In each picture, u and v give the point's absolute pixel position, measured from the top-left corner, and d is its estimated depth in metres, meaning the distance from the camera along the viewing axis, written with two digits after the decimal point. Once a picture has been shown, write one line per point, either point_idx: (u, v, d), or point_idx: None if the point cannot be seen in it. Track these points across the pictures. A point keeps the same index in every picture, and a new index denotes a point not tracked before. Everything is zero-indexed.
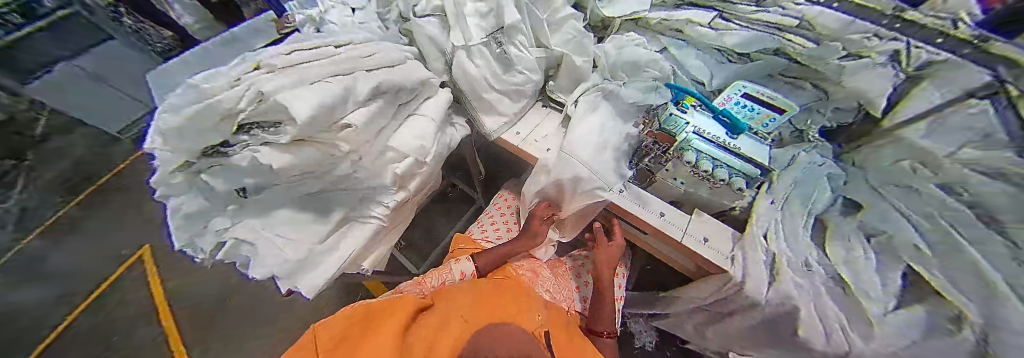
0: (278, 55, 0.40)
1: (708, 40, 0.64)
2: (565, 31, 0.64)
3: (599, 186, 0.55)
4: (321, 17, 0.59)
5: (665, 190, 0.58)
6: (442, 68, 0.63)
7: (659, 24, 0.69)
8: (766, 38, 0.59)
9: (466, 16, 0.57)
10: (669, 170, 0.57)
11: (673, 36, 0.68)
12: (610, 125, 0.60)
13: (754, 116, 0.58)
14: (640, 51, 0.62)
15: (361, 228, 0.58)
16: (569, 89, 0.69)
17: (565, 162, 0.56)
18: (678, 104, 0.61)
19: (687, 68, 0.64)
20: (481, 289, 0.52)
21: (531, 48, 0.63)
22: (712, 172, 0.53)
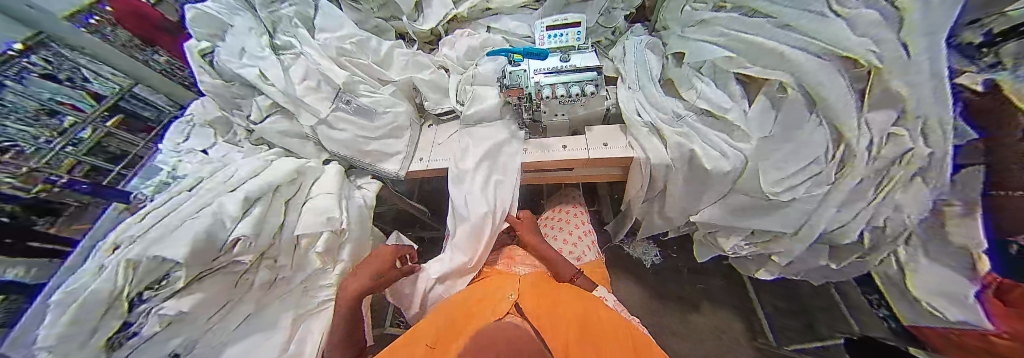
0: (274, 119, 0.60)
1: (651, 62, 0.65)
2: (421, 63, 0.70)
3: (557, 157, 0.64)
4: (300, 48, 0.63)
5: (633, 168, 0.64)
6: (435, 100, 0.70)
7: (611, 51, 0.72)
8: (701, 59, 0.59)
9: (408, 70, 0.69)
10: (636, 127, 0.62)
11: (612, 60, 0.71)
12: (564, 142, 0.66)
13: (668, 81, 0.66)
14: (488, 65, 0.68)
15: (321, 315, 0.49)
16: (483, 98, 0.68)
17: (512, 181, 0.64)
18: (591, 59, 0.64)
19: (625, 78, 0.66)
20: (455, 309, 0.50)
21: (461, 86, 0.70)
22: (660, 103, 0.60)
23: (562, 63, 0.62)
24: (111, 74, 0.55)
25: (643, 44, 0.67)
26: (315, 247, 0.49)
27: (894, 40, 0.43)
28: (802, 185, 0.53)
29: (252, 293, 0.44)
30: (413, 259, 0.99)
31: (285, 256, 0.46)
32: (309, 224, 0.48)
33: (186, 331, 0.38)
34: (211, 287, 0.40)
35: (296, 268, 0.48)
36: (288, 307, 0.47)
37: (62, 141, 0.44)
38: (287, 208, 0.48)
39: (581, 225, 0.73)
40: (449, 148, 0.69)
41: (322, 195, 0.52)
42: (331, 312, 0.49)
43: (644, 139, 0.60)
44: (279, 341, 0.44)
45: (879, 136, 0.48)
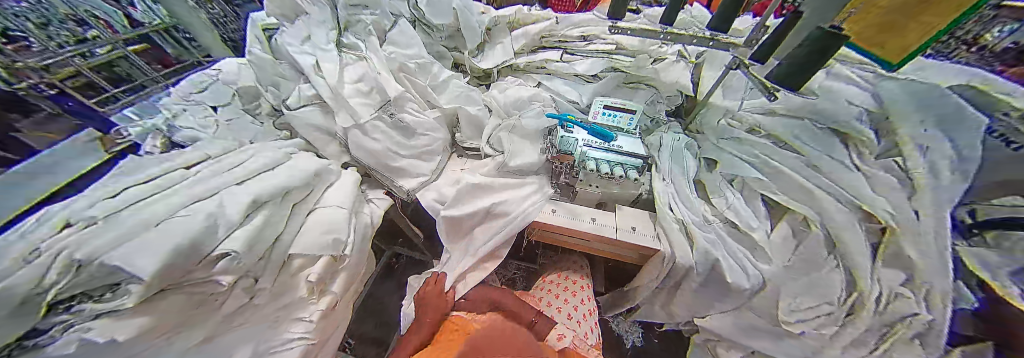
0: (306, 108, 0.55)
1: (687, 160, 0.68)
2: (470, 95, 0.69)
3: (584, 227, 0.62)
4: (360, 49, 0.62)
5: (654, 257, 0.63)
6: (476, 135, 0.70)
7: (649, 136, 0.75)
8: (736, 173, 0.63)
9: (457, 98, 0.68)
10: (665, 219, 0.62)
11: (651, 142, 0.72)
12: (590, 213, 0.66)
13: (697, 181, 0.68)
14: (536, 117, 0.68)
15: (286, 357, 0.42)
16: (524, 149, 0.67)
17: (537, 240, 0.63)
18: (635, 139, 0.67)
19: (661, 166, 0.67)
20: None
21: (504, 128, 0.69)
22: (692, 203, 0.62)
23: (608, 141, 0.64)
24: (155, 11, 0.63)
25: (681, 143, 0.71)
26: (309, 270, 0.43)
27: (908, 211, 0.46)
28: (809, 321, 0.56)
29: (219, 322, 0.36)
30: (387, 289, 0.87)
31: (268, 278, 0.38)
32: (311, 244, 0.42)
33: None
34: (166, 309, 0.30)
35: (275, 295, 0.40)
36: (250, 342, 0.39)
37: (76, 49, 0.49)
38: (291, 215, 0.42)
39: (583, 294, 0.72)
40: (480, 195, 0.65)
41: (331, 208, 0.46)
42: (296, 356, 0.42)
43: (669, 232, 0.61)
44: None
45: (889, 294, 0.49)
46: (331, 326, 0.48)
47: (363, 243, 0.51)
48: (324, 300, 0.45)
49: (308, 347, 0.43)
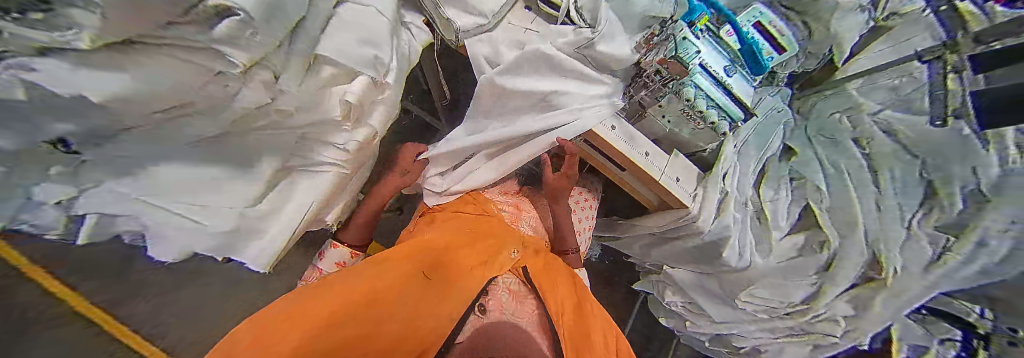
0: None
1: (772, 140, 0.60)
2: None
3: (633, 154, 0.58)
4: None
5: (674, 212, 0.64)
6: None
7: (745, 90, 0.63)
8: (803, 175, 0.59)
9: None
10: (710, 185, 0.60)
11: (762, 100, 0.58)
12: (645, 147, 0.60)
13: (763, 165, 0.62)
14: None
15: (315, 178, 0.38)
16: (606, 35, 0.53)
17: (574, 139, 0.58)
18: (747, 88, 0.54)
19: (743, 135, 0.58)
20: (455, 232, 0.52)
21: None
22: (742, 185, 0.60)
23: (723, 72, 0.52)
24: None
25: (782, 119, 0.60)
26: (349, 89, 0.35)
27: (917, 277, 0.51)
28: (754, 303, 0.68)
29: (234, 119, 0.28)
30: (390, 140, 0.81)
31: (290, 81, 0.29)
32: (353, 53, 0.32)
33: (88, 122, 0.22)
34: (132, 74, 0.20)
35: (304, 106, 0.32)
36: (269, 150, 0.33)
37: None
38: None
39: (589, 208, 0.75)
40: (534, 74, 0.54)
41: (369, 10, 0.35)
42: (327, 181, 0.39)
43: (707, 197, 0.60)
44: (250, 191, 0.34)
45: (831, 314, 0.61)
46: (361, 159, 0.42)
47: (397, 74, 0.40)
48: (361, 131, 0.38)
49: (343, 175, 0.39)
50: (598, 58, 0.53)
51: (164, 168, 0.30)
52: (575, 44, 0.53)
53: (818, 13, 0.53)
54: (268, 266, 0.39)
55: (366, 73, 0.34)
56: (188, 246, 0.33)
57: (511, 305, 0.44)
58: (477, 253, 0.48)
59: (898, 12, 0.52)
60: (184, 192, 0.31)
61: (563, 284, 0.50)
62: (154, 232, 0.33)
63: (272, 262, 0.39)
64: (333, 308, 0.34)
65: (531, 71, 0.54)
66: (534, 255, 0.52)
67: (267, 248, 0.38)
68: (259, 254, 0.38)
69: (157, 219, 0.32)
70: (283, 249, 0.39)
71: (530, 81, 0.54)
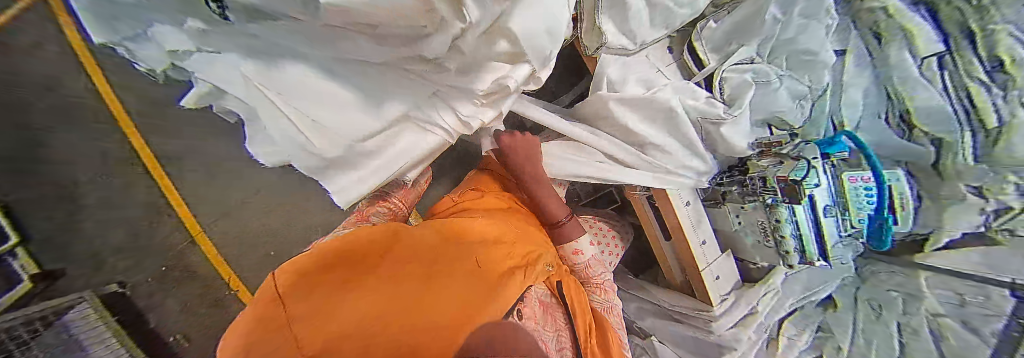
0: None
1: (824, 287, 0.58)
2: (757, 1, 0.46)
3: (693, 239, 0.57)
4: None
5: (694, 303, 0.64)
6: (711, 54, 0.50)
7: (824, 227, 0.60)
8: (829, 329, 0.59)
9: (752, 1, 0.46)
10: (743, 299, 0.59)
11: (844, 250, 0.55)
12: (706, 235, 0.59)
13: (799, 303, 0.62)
14: (777, 95, 0.51)
15: (423, 137, 0.35)
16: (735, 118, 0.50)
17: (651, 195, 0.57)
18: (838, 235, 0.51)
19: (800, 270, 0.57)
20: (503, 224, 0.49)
21: (740, 75, 0.49)
22: (771, 313, 0.60)
23: (822, 210, 0.48)
24: None
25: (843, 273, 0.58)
26: (512, 74, 0.31)
27: None
28: None
29: (397, 55, 0.26)
30: None
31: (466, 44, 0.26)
32: (534, 30, 0.27)
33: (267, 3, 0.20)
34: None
35: (460, 68, 0.29)
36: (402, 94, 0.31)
37: None
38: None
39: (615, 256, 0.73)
40: (641, 117, 0.50)
41: None
42: (433, 143, 0.36)
43: (733, 307, 0.60)
44: (370, 127, 0.32)
45: None
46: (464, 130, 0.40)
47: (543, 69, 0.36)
48: (491, 112, 0.35)
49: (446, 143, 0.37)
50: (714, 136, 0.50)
51: (299, 70, 0.29)
52: (698, 112, 0.49)
53: (939, 193, 0.49)
54: (349, 203, 0.36)
55: (529, 60, 0.30)
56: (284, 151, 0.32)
57: (540, 315, 0.43)
58: (520, 255, 0.45)
59: (1018, 232, 0.45)
60: (308, 100, 0.29)
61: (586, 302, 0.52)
62: (253, 118, 0.32)
63: (356, 201, 0.35)
64: (372, 271, 0.26)
65: (645, 115, 0.50)
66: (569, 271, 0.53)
67: (360, 185, 0.35)
68: (349, 190, 0.35)
69: (274, 118, 0.30)
70: (372, 191, 0.36)
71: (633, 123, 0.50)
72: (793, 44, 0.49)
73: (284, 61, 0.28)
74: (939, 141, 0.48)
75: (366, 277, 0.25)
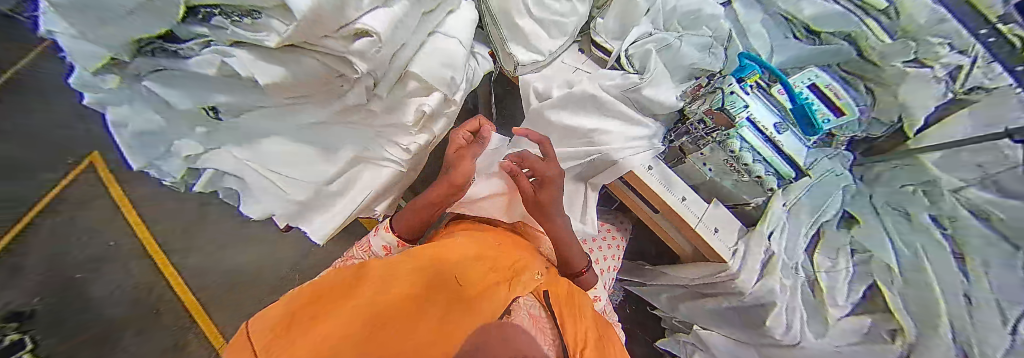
0: None
1: (824, 204, 0.56)
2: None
3: (671, 199, 0.57)
4: None
5: (714, 266, 0.60)
6: (612, 38, 0.59)
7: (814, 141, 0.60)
8: (864, 253, 0.54)
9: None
10: (753, 244, 0.55)
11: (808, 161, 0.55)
12: (683, 192, 0.58)
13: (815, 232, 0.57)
14: (682, 51, 0.56)
15: (378, 171, 0.45)
16: (654, 78, 0.54)
17: (606, 175, 0.59)
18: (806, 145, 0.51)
19: (794, 194, 0.55)
20: (484, 246, 0.54)
21: (643, 43, 0.55)
22: (791, 250, 0.55)
23: (773, 129, 0.51)
24: None
25: (833, 185, 0.56)
26: (427, 101, 0.41)
27: None
28: None
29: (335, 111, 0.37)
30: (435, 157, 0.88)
31: (386, 85, 0.37)
32: (433, 67, 0.39)
33: (240, 92, 0.32)
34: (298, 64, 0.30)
35: (388, 108, 0.40)
36: (356, 141, 0.42)
37: None
38: (418, 26, 0.38)
39: (615, 247, 0.73)
40: (573, 108, 0.56)
41: (452, 39, 0.42)
42: (387, 175, 0.45)
43: (750, 253, 0.56)
44: (331, 170, 0.41)
45: None
46: (417, 161, 0.49)
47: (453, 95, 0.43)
48: (427, 136, 0.45)
49: (400, 173, 0.46)
50: (641, 100, 0.55)
51: (271, 140, 0.39)
52: (618, 85, 0.55)
53: (885, 76, 0.51)
54: (325, 239, 0.46)
55: (440, 90, 0.41)
56: (269, 208, 0.42)
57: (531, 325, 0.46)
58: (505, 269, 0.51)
59: (984, 87, 0.42)
60: (291, 165, 0.40)
61: (584, 308, 0.52)
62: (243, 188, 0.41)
63: (331, 235, 0.45)
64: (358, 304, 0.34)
65: (573, 105, 0.56)
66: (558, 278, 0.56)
67: (329, 222, 0.45)
68: (321, 228, 0.45)
69: (257, 179, 0.40)
70: (342, 226, 0.46)
71: (567, 115, 0.56)
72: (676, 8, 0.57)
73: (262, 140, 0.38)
74: (852, 36, 0.52)
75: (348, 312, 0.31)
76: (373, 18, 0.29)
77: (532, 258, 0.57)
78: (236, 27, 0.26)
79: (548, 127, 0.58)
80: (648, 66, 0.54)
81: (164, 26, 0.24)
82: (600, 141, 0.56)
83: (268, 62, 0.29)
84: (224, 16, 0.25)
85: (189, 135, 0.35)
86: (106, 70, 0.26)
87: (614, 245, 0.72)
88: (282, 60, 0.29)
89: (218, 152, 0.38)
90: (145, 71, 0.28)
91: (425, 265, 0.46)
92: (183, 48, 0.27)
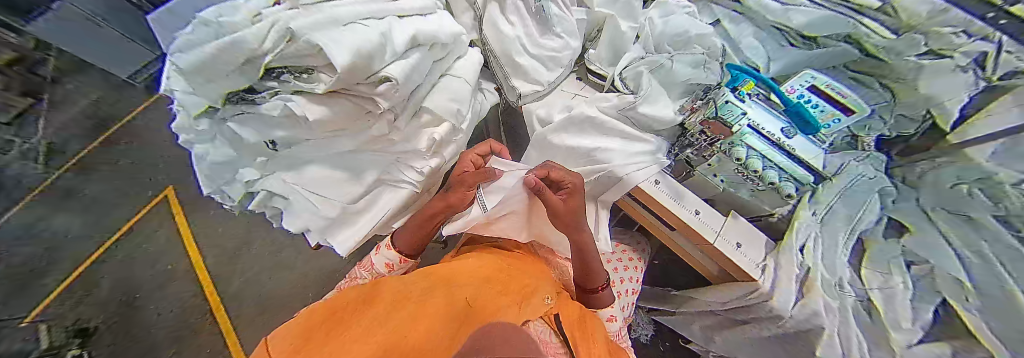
0: None
1: (864, 213, 0.51)
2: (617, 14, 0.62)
3: (683, 212, 0.55)
4: None
5: (744, 287, 0.54)
6: (606, 67, 0.65)
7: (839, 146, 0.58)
8: (919, 265, 0.46)
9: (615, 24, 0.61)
10: (786, 259, 0.50)
11: (828, 167, 0.53)
12: (695, 204, 0.56)
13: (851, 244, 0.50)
14: (677, 69, 0.58)
15: (395, 192, 0.51)
16: (648, 96, 0.57)
17: (614, 191, 0.60)
18: (819, 149, 0.51)
19: (820, 202, 0.52)
20: (491, 268, 0.52)
21: (636, 67, 0.60)
22: (829, 264, 0.49)
23: (782, 134, 0.51)
24: None
25: (870, 191, 0.52)
26: (436, 129, 0.47)
27: None
28: None
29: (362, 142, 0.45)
30: None
31: (404, 119, 0.43)
32: (441, 102, 0.45)
33: (290, 129, 0.40)
34: (337, 106, 0.37)
35: (404, 137, 0.47)
36: (377, 165, 0.49)
37: None
38: (430, 72, 0.45)
39: (635, 270, 0.70)
40: (578, 129, 0.60)
41: (459, 78, 0.49)
42: (404, 195, 0.51)
43: (782, 270, 0.50)
44: (355, 191, 0.48)
45: None
46: (430, 182, 0.55)
47: (457, 124, 0.49)
48: (437, 159, 0.50)
49: (414, 193, 0.51)
50: (642, 117, 0.57)
51: (313, 168, 0.47)
52: (614, 106, 0.59)
53: (899, 74, 0.50)
54: (348, 251, 0.51)
55: (449, 119, 0.46)
56: (305, 223, 0.49)
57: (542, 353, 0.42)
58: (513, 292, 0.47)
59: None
60: (327, 187, 0.47)
61: (597, 336, 0.48)
62: (288, 208, 0.50)
63: (351, 248, 0.51)
64: (366, 331, 0.34)
65: (575, 128, 0.60)
66: (570, 302, 0.52)
67: (352, 237, 0.51)
68: (345, 241, 0.51)
69: (299, 199, 0.48)
70: (362, 241, 0.51)
71: (571, 136, 0.60)
72: (665, 32, 0.61)
73: (304, 168, 0.47)
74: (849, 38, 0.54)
75: (361, 339, 0.32)
76: (394, 68, 0.36)
77: (543, 281, 0.54)
78: (296, 80, 0.34)
79: (554, 149, 0.61)
80: (641, 86, 0.58)
81: (246, 81, 0.34)
82: (602, 158, 0.58)
83: (316, 104, 0.36)
84: (289, 71, 0.33)
85: (249, 163, 0.47)
86: (202, 116, 0.39)
87: (633, 270, 0.69)
88: (329, 100, 0.36)
89: (271, 178, 0.47)
90: (228, 113, 0.38)
91: (438, 284, 0.44)
92: (258, 98, 0.36)
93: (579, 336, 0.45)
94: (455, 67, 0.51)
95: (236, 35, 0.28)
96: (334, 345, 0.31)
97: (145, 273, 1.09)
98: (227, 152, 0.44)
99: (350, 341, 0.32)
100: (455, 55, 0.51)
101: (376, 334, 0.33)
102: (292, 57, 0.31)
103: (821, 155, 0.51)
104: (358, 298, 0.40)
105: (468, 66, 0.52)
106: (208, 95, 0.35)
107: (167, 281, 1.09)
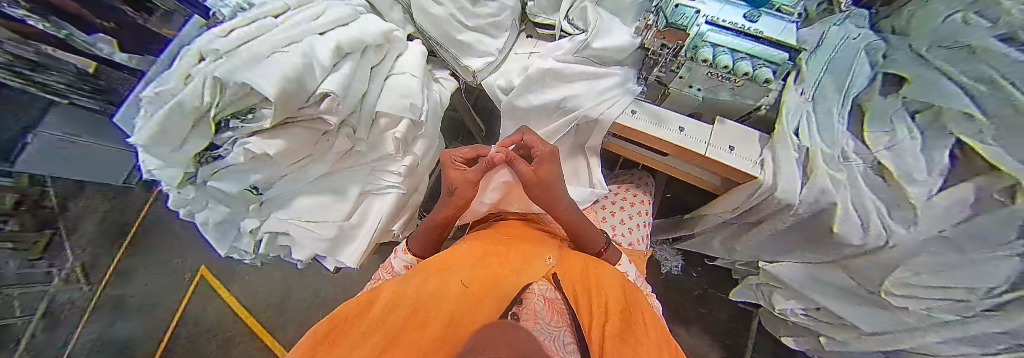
0: None
1: (855, 76, 0.48)
2: None
3: (666, 132, 0.53)
4: None
5: (746, 188, 0.52)
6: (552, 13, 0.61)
7: (816, 16, 0.55)
8: (913, 114, 0.45)
9: None
10: (785, 150, 0.48)
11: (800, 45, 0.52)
12: (677, 121, 0.54)
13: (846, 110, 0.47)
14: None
15: (383, 200, 0.53)
16: (598, 29, 0.54)
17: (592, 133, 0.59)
18: (790, 21, 0.47)
19: (805, 79, 0.50)
20: (490, 247, 0.53)
21: (582, 3, 0.57)
22: (833, 139, 0.47)
23: (747, 20, 0.47)
24: None
25: (854, 52, 0.49)
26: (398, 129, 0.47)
27: None
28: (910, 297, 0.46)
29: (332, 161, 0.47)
30: None
31: (361, 130, 0.44)
32: (394, 99, 0.45)
33: (261, 170, 0.42)
34: (292, 134, 0.39)
35: (372, 146, 0.48)
36: (357, 181, 0.51)
37: None
38: (371, 77, 0.45)
39: (640, 205, 0.69)
40: (540, 84, 0.58)
41: (405, 75, 0.48)
42: (392, 199, 0.52)
43: (780, 161, 0.48)
44: (345, 209, 0.50)
45: None
46: (415, 181, 0.57)
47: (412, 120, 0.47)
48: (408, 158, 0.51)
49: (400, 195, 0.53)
50: (600, 53, 0.55)
51: (301, 201, 0.49)
52: (568, 49, 0.56)
53: None
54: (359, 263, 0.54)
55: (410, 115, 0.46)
56: (310, 251, 0.52)
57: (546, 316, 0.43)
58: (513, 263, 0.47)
59: None
60: (317, 214, 0.49)
61: (606, 285, 0.48)
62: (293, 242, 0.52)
63: (361, 259, 0.53)
64: (368, 329, 0.34)
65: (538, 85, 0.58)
66: (574, 260, 0.53)
67: (357, 250, 0.53)
68: (351, 255, 0.53)
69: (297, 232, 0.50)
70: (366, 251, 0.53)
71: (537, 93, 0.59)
72: None
73: (292, 203, 0.49)
74: None
75: (364, 338, 0.32)
76: (330, 83, 0.36)
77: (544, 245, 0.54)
78: (244, 123, 0.35)
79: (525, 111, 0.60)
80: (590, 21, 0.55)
81: (203, 139, 0.35)
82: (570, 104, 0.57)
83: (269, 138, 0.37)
84: (233, 118, 0.35)
85: (247, 214, 0.49)
86: (184, 183, 0.41)
87: (640, 204, 0.69)
88: (280, 131, 0.37)
89: (268, 222, 0.50)
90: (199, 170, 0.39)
91: (437, 278, 0.45)
92: (220, 151, 0.38)
93: (584, 292, 0.45)
94: (399, 65, 0.50)
95: (174, 100, 0.30)
96: (337, 347, 0.31)
97: (209, 346, 1.18)
98: (218, 211, 0.47)
99: (353, 341, 0.31)
100: (391, 53, 0.50)
101: (378, 332, 0.33)
102: (231, 103, 0.32)
103: (792, 25, 0.47)
104: (358, 303, 0.40)
105: (410, 60, 0.51)
106: (176, 164, 0.37)
107: (230, 345, 1.18)
